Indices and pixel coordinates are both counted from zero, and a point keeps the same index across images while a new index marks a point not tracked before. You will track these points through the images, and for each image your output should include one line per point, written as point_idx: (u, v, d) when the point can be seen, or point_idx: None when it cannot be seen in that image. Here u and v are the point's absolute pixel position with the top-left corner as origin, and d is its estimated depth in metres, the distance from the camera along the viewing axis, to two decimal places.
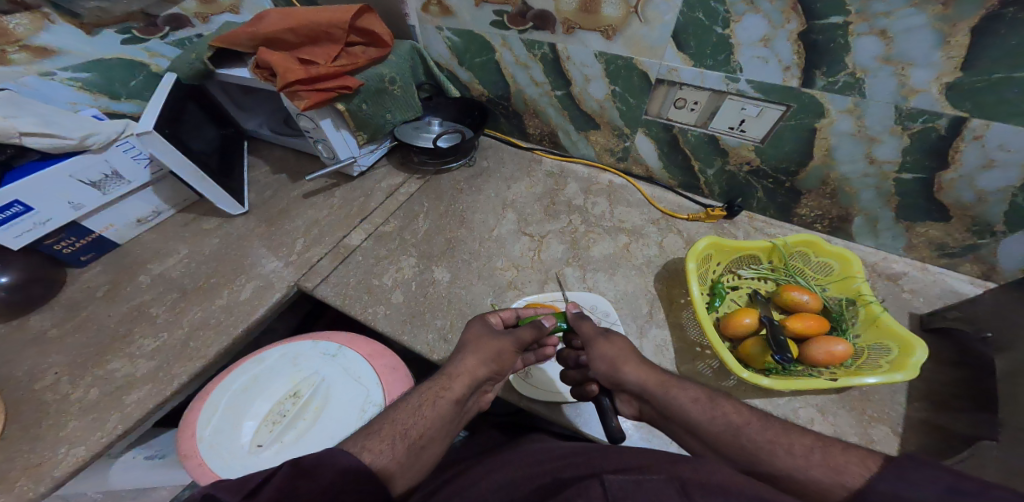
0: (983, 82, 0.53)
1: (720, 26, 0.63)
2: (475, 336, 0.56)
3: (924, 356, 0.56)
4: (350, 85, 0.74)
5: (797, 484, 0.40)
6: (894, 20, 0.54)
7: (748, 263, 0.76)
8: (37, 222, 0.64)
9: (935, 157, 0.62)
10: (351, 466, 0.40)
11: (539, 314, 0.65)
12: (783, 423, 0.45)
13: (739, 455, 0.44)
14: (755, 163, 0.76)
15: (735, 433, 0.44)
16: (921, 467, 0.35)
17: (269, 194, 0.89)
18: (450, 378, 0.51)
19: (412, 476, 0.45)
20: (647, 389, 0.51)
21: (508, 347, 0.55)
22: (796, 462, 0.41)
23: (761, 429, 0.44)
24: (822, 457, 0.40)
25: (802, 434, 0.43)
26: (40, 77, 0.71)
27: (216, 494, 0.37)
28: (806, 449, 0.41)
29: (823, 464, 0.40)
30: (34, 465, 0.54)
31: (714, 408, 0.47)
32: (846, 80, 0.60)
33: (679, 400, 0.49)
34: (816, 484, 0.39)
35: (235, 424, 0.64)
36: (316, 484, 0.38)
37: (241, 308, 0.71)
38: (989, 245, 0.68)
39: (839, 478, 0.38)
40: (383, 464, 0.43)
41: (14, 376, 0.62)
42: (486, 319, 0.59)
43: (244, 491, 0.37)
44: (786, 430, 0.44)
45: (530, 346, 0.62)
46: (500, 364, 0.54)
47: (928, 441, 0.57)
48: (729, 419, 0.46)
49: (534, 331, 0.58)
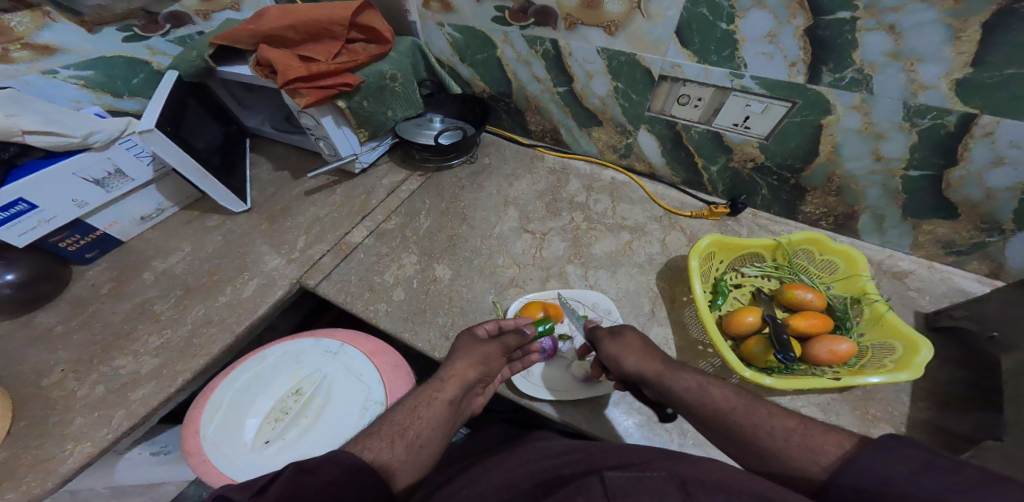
0: (995, 77, 0.52)
1: (724, 22, 0.62)
2: (461, 344, 0.56)
3: (929, 355, 0.56)
4: (351, 82, 0.74)
5: (781, 466, 0.41)
6: (903, 15, 0.53)
7: (751, 261, 0.75)
8: (41, 220, 0.65)
9: (943, 154, 0.61)
10: (356, 463, 0.41)
11: (521, 323, 0.63)
12: (767, 405, 0.45)
13: (729, 437, 0.45)
14: (759, 160, 0.75)
15: (722, 418, 0.45)
16: (902, 445, 0.36)
17: (271, 191, 0.90)
18: (440, 381, 0.52)
19: (417, 473, 0.45)
20: (645, 377, 0.52)
21: (496, 351, 0.56)
22: (776, 444, 0.41)
23: (746, 414, 0.44)
24: (801, 438, 0.41)
25: (785, 417, 0.43)
26: (43, 75, 0.71)
27: (226, 494, 0.37)
28: (786, 432, 0.42)
29: (801, 445, 0.40)
30: (42, 461, 0.55)
31: (704, 394, 0.47)
32: (853, 76, 0.59)
33: (676, 386, 0.49)
34: (794, 462, 0.40)
35: (238, 422, 0.64)
36: (324, 480, 0.39)
37: (243, 305, 0.71)
38: (997, 243, 0.67)
39: (814, 458, 0.39)
40: (386, 460, 0.44)
41: (21, 372, 0.63)
42: (472, 332, 0.59)
43: (253, 490, 0.38)
44: (770, 414, 0.44)
45: (515, 353, 0.61)
46: (488, 367, 0.54)
47: (932, 441, 0.56)
48: (716, 405, 0.46)
49: (518, 337, 0.59)
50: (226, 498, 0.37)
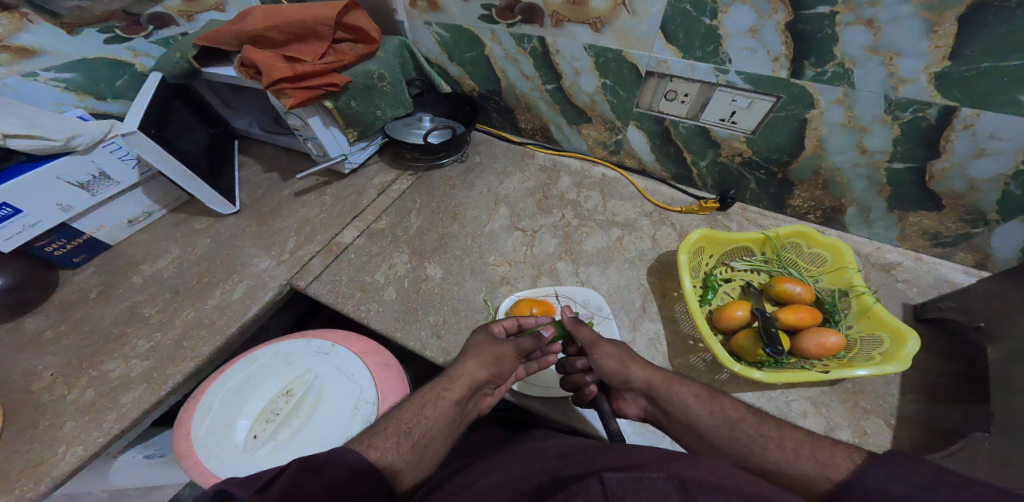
0: (972, 70, 0.53)
1: (707, 17, 0.62)
2: (477, 341, 0.57)
3: (915, 347, 0.56)
4: (338, 82, 0.73)
5: (784, 479, 0.42)
6: (881, 9, 0.53)
7: (740, 255, 0.76)
8: (25, 225, 0.64)
9: (925, 147, 0.62)
10: (358, 463, 0.41)
11: (539, 322, 0.62)
12: (777, 420, 0.47)
13: (735, 449, 0.45)
14: (747, 154, 0.76)
15: (731, 427, 0.46)
16: (904, 461, 0.36)
17: (261, 193, 0.89)
18: (449, 380, 0.52)
19: (417, 474, 0.45)
20: (653, 385, 0.53)
21: (509, 352, 0.55)
22: (787, 456, 0.43)
23: (756, 424, 0.46)
24: (811, 451, 0.42)
25: (794, 430, 0.45)
26: (23, 78, 0.70)
27: (229, 490, 0.37)
28: (795, 444, 0.43)
29: (811, 458, 0.42)
30: (33, 465, 0.55)
31: (714, 403, 0.49)
32: (835, 70, 0.60)
33: (682, 395, 0.51)
34: (803, 475, 0.41)
35: (230, 423, 0.64)
36: (326, 481, 0.39)
37: (234, 307, 0.71)
38: (982, 234, 0.68)
39: (825, 471, 0.40)
40: (389, 461, 0.44)
41: (10, 378, 0.62)
42: (488, 330, 0.59)
43: (256, 487, 0.37)
44: (779, 426, 0.46)
45: (533, 354, 0.61)
46: (500, 367, 0.54)
47: (923, 433, 0.57)
48: (727, 413, 0.48)
49: (534, 342, 0.58)
50: (229, 494, 0.36)
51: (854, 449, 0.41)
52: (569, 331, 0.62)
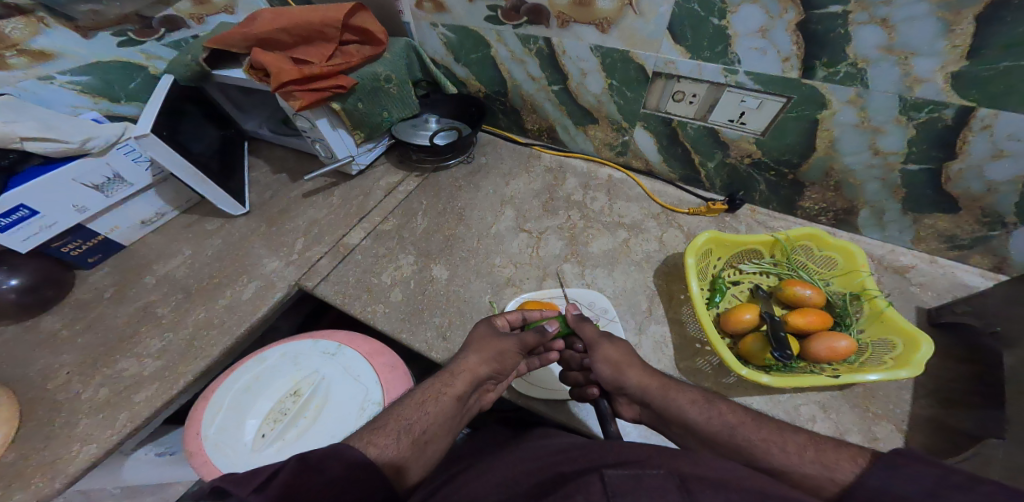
0: (991, 70, 0.52)
1: (716, 17, 0.61)
2: (478, 336, 0.57)
3: (930, 352, 0.55)
4: (345, 84, 0.74)
5: (791, 482, 0.41)
6: (895, 9, 0.52)
7: (750, 257, 0.75)
8: (43, 226, 0.66)
9: (942, 148, 0.60)
10: (359, 460, 0.41)
11: (544, 317, 0.63)
12: (776, 422, 0.46)
13: (736, 453, 0.45)
14: (756, 155, 0.75)
15: (731, 432, 0.45)
16: (911, 462, 0.36)
17: (270, 194, 0.90)
18: (450, 375, 0.52)
19: (418, 469, 0.46)
20: (649, 391, 0.52)
21: (511, 348, 0.55)
22: (790, 460, 0.42)
23: (755, 428, 0.45)
24: (815, 454, 0.41)
25: (795, 432, 0.44)
26: (39, 81, 0.72)
27: (224, 487, 0.38)
28: (799, 447, 0.42)
29: (815, 461, 0.41)
30: (49, 462, 0.56)
31: (711, 408, 0.48)
32: (847, 70, 0.59)
33: (678, 402, 0.50)
34: (808, 479, 0.40)
35: (238, 422, 0.65)
36: (326, 478, 0.39)
37: (243, 308, 0.72)
38: (1000, 237, 0.66)
39: (830, 474, 0.39)
40: (391, 457, 0.44)
41: (26, 376, 0.64)
42: (492, 323, 0.59)
43: (253, 484, 0.38)
44: (780, 429, 0.45)
45: (535, 350, 0.61)
46: (502, 363, 0.54)
47: (936, 439, 0.55)
48: (724, 419, 0.47)
49: (537, 336, 0.57)
50: (225, 491, 0.38)
51: (859, 451, 0.40)
52: (570, 329, 0.62)
